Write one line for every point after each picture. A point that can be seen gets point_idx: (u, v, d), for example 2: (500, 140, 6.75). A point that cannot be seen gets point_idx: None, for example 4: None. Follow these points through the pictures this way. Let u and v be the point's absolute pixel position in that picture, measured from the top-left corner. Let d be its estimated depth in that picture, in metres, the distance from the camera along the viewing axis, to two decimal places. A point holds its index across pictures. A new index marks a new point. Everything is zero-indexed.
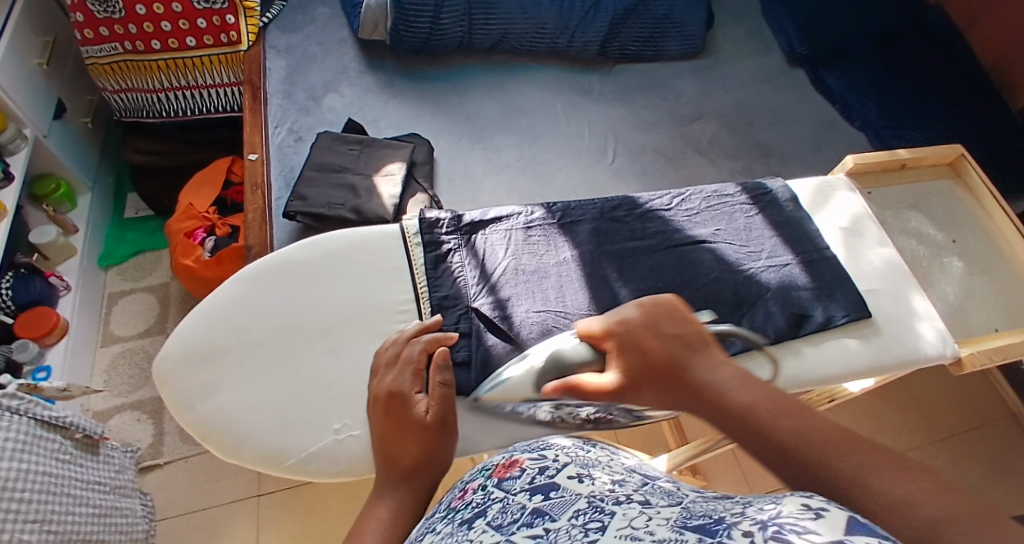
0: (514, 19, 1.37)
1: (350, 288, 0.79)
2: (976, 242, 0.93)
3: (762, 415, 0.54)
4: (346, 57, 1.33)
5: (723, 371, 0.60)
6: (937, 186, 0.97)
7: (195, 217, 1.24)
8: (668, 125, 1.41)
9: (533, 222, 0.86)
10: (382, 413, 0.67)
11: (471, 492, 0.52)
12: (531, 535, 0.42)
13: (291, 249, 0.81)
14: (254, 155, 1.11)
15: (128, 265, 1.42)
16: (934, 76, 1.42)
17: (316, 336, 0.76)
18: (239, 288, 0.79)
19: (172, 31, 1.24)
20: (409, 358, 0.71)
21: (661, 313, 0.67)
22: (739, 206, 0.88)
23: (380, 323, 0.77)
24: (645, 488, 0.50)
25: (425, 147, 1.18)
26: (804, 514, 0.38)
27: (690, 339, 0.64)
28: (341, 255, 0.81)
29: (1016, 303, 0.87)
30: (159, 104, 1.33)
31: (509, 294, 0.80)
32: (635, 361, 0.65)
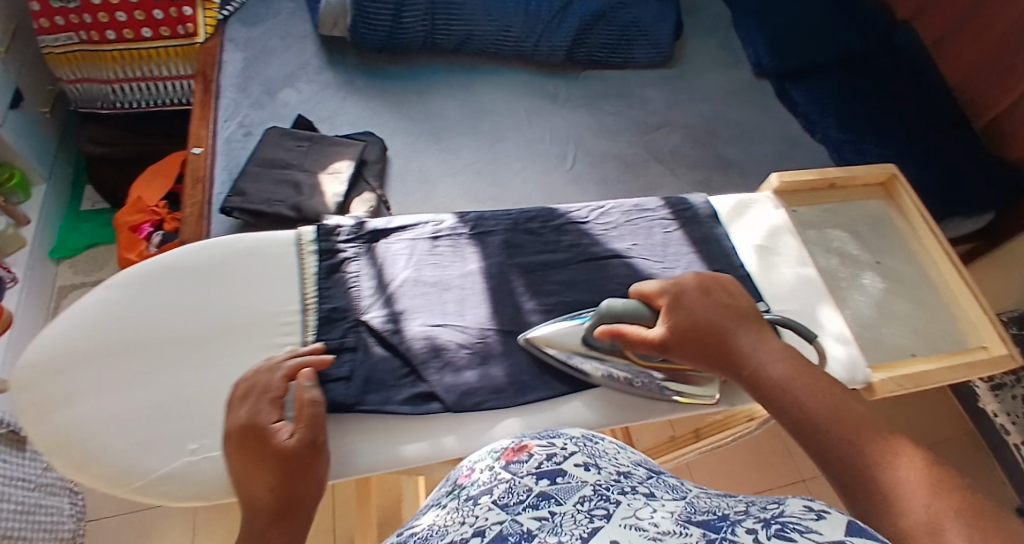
0: (478, 19, 1.34)
1: (232, 297, 0.72)
2: (899, 262, 0.86)
3: (795, 394, 0.60)
4: (306, 52, 1.30)
5: (766, 347, 0.65)
6: (869, 207, 0.91)
7: (143, 212, 1.24)
8: (631, 133, 1.39)
9: (441, 232, 0.81)
10: (248, 453, 0.59)
11: (477, 470, 0.55)
12: (536, 516, 0.45)
13: (173, 252, 0.74)
14: (200, 149, 1.11)
15: (81, 258, 1.41)
16: (897, 94, 1.42)
17: (187, 348, 0.68)
18: (110, 290, 0.71)
19: (127, 21, 1.24)
20: (279, 388, 0.62)
21: (707, 286, 0.70)
22: (659, 220, 0.84)
23: (260, 334, 0.70)
24: (649, 481, 0.51)
25: (376, 146, 1.16)
26: (807, 514, 0.40)
27: (738, 314, 0.68)
28: (225, 260, 0.73)
29: (936, 329, 0.81)
30: (113, 95, 1.32)
31: (405, 306, 0.74)
32: (687, 319, 0.67)
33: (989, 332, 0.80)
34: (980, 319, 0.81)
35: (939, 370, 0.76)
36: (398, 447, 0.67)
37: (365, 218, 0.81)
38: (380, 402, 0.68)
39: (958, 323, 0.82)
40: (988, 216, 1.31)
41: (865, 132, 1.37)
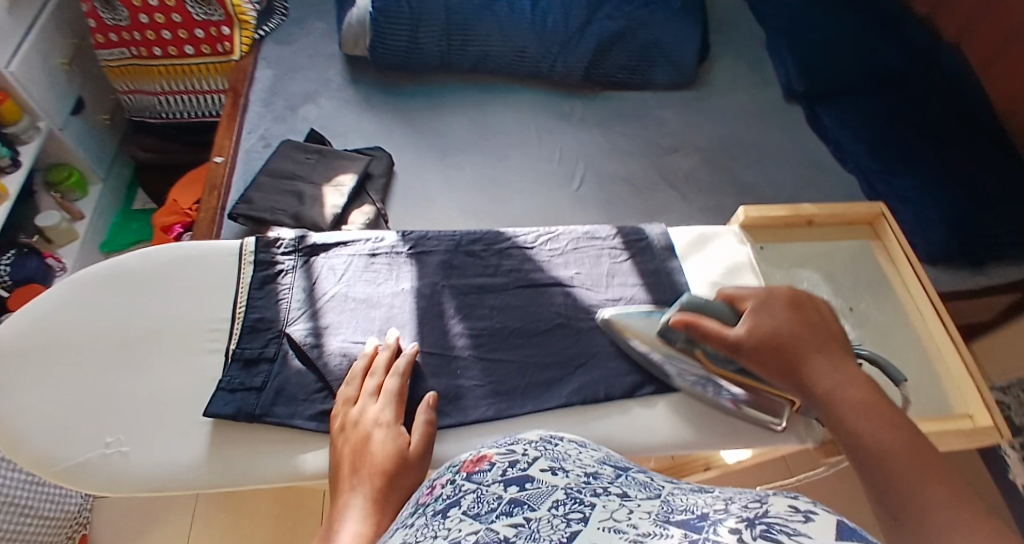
0: (492, 40, 1.35)
1: (167, 303, 0.74)
2: (881, 313, 0.90)
3: (865, 423, 0.58)
4: (330, 71, 1.36)
5: (844, 370, 0.63)
6: (848, 245, 0.95)
7: (177, 213, 1.33)
8: (643, 155, 1.33)
9: (379, 250, 0.81)
10: (352, 448, 0.62)
11: (437, 488, 0.45)
12: (512, 524, 0.38)
13: (123, 257, 0.76)
14: (220, 158, 1.18)
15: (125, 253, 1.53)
16: (938, 124, 1.32)
17: (117, 348, 0.70)
18: (61, 290, 0.74)
19: (172, 40, 1.34)
20: (366, 388, 0.67)
21: (800, 303, 0.70)
22: (608, 249, 0.86)
23: (189, 339, 0.72)
24: (620, 481, 0.45)
25: (384, 161, 1.19)
26: (792, 516, 0.33)
27: (826, 335, 0.67)
28: (169, 267, 0.76)
29: (913, 386, 0.83)
30: (160, 106, 1.43)
31: (330, 321, 0.74)
32: (769, 326, 0.67)
33: (974, 400, 0.82)
34: (967, 386, 0.83)
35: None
36: (300, 457, 0.66)
37: (305, 232, 0.82)
38: (290, 415, 0.68)
39: (940, 383, 0.84)
40: None
41: (893, 160, 1.28)
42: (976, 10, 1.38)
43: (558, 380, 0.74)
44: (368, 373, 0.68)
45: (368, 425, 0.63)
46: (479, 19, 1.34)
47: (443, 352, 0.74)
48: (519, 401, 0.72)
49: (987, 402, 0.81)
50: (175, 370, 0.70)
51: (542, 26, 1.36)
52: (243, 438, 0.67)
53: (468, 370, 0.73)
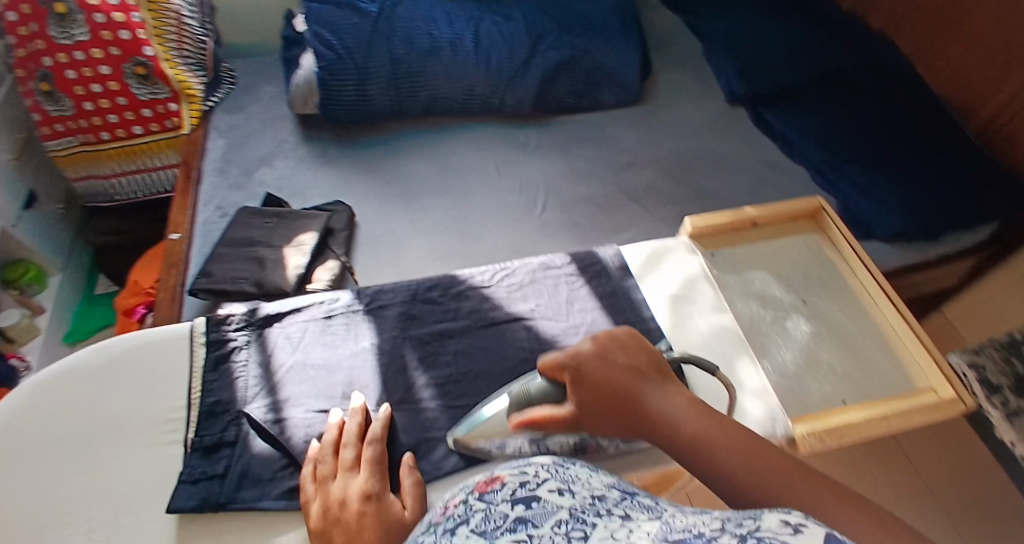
0: (440, 83, 1.35)
1: (122, 396, 0.72)
2: (833, 303, 0.90)
3: (705, 452, 0.59)
4: (283, 132, 1.36)
5: (672, 402, 0.63)
6: (796, 240, 0.95)
7: (138, 294, 1.31)
8: (604, 174, 1.33)
9: (335, 311, 0.80)
10: (342, 530, 0.59)
11: (452, 508, 0.53)
12: (514, 539, 0.46)
13: (76, 354, 0.75)
14: (177, 234, 1.17)
15: (91, 340, 1.48)
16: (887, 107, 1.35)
17: (73, 450, 0.68)
18: (19, 396, 0.71)
19: (120, 122, 1.30)
20: (341, 462, 0.65)
21: (608, 347, 0.67)
22: (565, 277, 0.85)
23: (148, 431, 0.70)
24: (622, 503, 0.52)
25: (344, 215, 1.18)
26: (782, 530, 0.40)
27: (640, 372, 0.65)
28: (123, 359, 0.74)
29: (872, 372, 0.83)
30: (112, 188, 1.38)
31: (289, 394, 0.73)
32: (588, 396, 0.64)
33: (934, 373, 0.82)
34: (924, 359, 0.83)
35: (867, 420, 0.77)
36: (270, 540, 0.64)
37: (257, 303, 0.80)
38: (257, 498, 0.66)
39: (899, 362, 0.84)
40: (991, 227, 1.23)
41: (845, 151, 1.30)
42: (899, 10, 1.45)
43: None
44: (341, 444, 0.66)
45: (357, 501, 0.61)
46: (424, 67, 1.33)
47: (411, 405, 0.73)
48: (493, 444, 0.71)
49: (947, 374, 0.81)
50: (136, 464, 0.67)
51: (488, 63, 1.37)
52: (207, 533, 0.64)
53: (435, 419, 0.72)
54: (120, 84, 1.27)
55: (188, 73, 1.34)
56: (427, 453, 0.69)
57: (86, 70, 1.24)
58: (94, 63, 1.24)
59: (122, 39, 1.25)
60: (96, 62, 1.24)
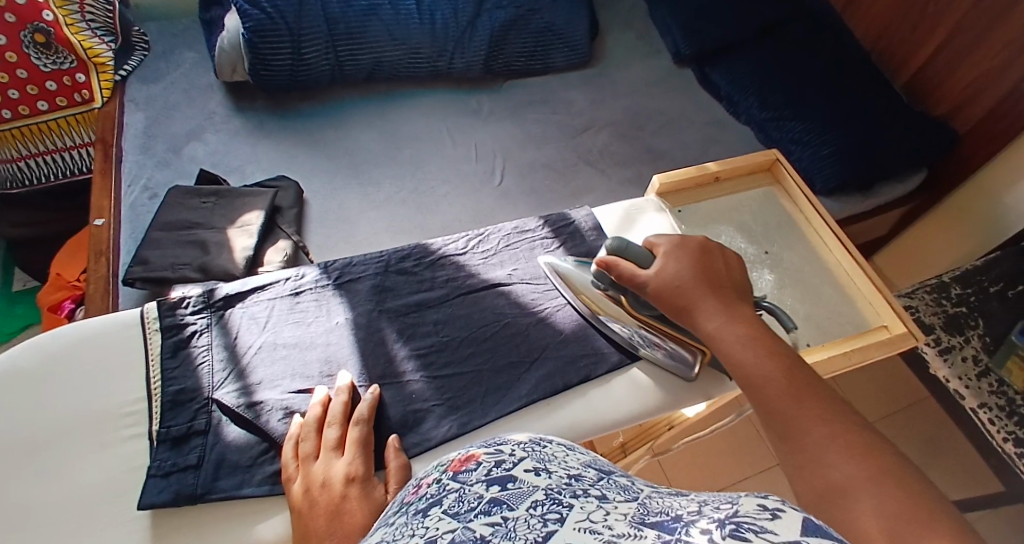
0: (383, 46, 1.28)
1: (68, 395, 0.65)
2: (792, 252, 0.91)
3: (745, 354, 0.59)
4: (212, 102, 1.25)
5: (737, 310, 0.64)
6: (756, 193, 0.96)
7: (64, 288, 1.20)
8: (559, 138, 1.31)
9: (302, 287, 0.75)
10: (324, 512, 0.56)
11: (423, 488, 0.39)
12: (488, 524, 0.33)
13: (9, 354, 0.67)
14: (101, 220, 1.06)
15: (13, 342, 1.36)
16: (831, 58, 1.34)
17: (19, 458, 0.61)
18: None
19: (22, 98, 1.16)
20: (324, 442, 0.61)
21: (707, 250, 0.69)
22: (539, 240, 0.83)
23: (103, 431, 0.64)
24: (603, 483, 0.39)
25: (291, 191, 1.11)
26: (759, 515, 0.31)
27: (727, 280, 0.67)
28: (66, 354, 0.67)
29: (832, 316, 0.85)
30: (21, 172, 1.24)
31: (261, 377, 0.68)
32: (673, 272, 0.68)
33: (886, 312, 0.85)
34: (876, 299, 0.86)
35: (830, 358, 0.80)
36: (253, 529, 0.60)
37: (215, 284, 0.74)
38: (236, 486, 0.61)
39: (854, 304, 0.87)
40: (922, 174, 1.26)
41: (782, 107, 1.30)
42: None
43: (516, 381, 0.71)
44: (325, 423, 0.63)
45: (338, 484, 0.58)
46: (365, 25, 1.26)
47: (392, 381, 0.69)
48: (481, 413, 0.68)
49: (898, 311, 0.84)
50: (92, 468, 0.62)
51: (432, 23, 1.30)
52: (184, 529, 0.60)
53: (419, 391, 0.69)
54: (18, 55, 1.12)
55: (96, 40, 1.20)
56: (413, 427, 0.66)
57: None
58: None
59: (17, 4, 1.10)
60: None
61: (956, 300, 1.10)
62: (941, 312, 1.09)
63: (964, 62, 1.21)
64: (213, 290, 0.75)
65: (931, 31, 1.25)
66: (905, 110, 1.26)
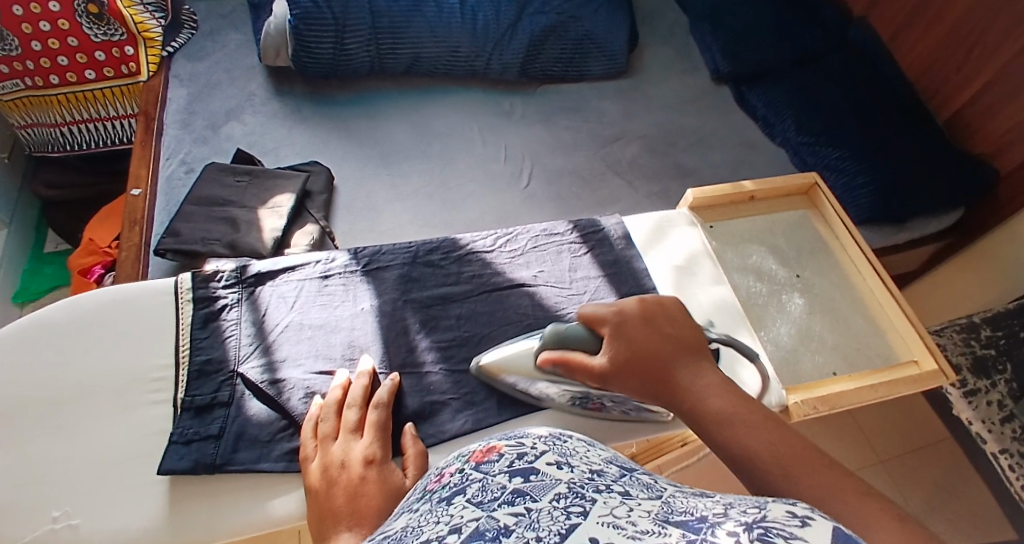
0: (423, 42, 1.29)
1: (97, 357, 0.67)
2: (825, 279, 0.91)
3: (733, 426, 0.54)
4: (252, 84, 1.27)
5: (705, 379, 0.58)
6: (791, 215, 0.96)
7: (95, 252, 1.23)
8: (588, 146, 1.31)
9: (332, 271, 0.76)
10: (342, 492, 0.56)
11: (447, 477, 0.41)
12: (512, 515, 0.34)
13: (45, 311, 0.69)
14: (138, 190, 1.08)
15: (42, 301, 1.38)
16: (871, 87, 1.33)
17: (48, 413, 0.63)
18: None
19: (70, 65, 1.18)
20: (344, 424, 0.62)
21: (651, 318, 0.64)
22: (567, 244, 0.84)
23: (129, 394, 0.65)
24: (625, 480, 0.39)
25: (322, 177, 1.13)
26: (788, 522, 0.32)
27: (682, 346, 0.62)
28: (99, 316, 0.69)
29: (862, 347, 0.85)
30: (63, 137, 1.27)
31: (285, 355, 0.69)
32: (627, 354, 0.62)
33: (917, 347, 0.83)
34: (909, 333, 0.84)
35: (856, 390, 0.78)
36: (266, 503, 0.61)
37: (248, 261, 0.76)
38: (254, 460, 0.63)
39: (885, 337, 0.86)
40: (957, 213, 1.23)
41: (820, 132, 1.28)
42: None
43: None
44: (345, 405, 0.64)
45: (358, 465, 0.58)
46: (408, 21, 1.28)
47: (412, 371, 0.70)
48: (497, 410, 0.69)
49: (930, 347, 0.82)
50: (116, 429, 0.63)
51: (474, 23, 1.31)
52: (200, 496, 0.61)
53: (438, 383, 0.70)
54: (71, 23, 1.14)
55: (147, 15, 1.21)
56: (428, 418, 0.67)
57: (33, 6, 1.11)
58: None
59: None
60: None
61: (986, 342, 1.08)
62: (970, 353, 1.08)
63: (1007, 104, 1.19)
64: (245, 266, 0.76)
65: (975, 73, 1.23)
66: (943, 146, 1.25)
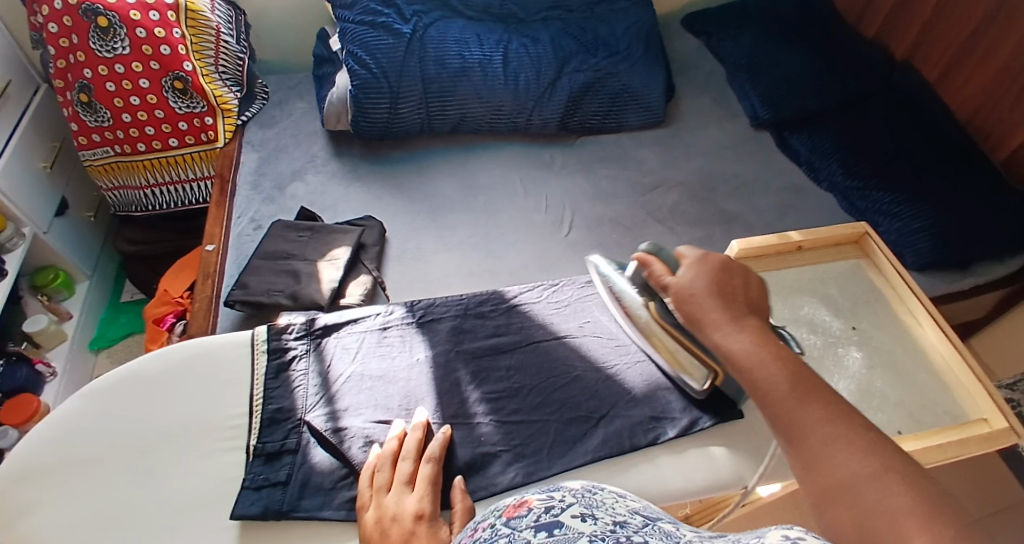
0: (470, 103, 1.37)
1: (181, 405, 0.72)
2: (884, 332, 0.90)
3: (757, 372, 0.57)
4: (315, 147, 1.36)
5: (742, 328, 0.61)
6: (841, 265, 0.97)
7: (169, 302, 1.31)
8: (628, 195, 1.34)
9: (391, 323, 0.82)
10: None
11: (478, 530, 0.43)
12: None
13: (138, 362, 0.76)
14: (212, 246, 1.17)
15: (117, 348, 1.47)
16: (914, 132, 1.32)
17: (135, 459, 0.69)
18: (85, 404, 0.73)
19: (155, 134, 1.29)
20: (398, 475, 0.66)
21: (728, 267, 0.67)
22: None
23: (206, 442, 0.70)
24: (646, 530, 0.42)
25: (375, 230, 1.19)
26: None
27: (751, 297, 0.65)
28: (183, 367, 0.75)
29: (927, 404, 0.84)
30: (146, 199, 1.35)
31: (348, 403, 0.73)
32: (690, 279, 0.66)
33: (987, 404, 0.82)
34: (977, 390, 0.83)
35: (923, 449, 0.78)
36: None
37: (316, 314, 0.82)
38: (317, 507, 0.67)
39: (953, 393, 0.85)
40: (1021, 257, 1.19)
41: (865, 177, 1.28)
42: (920, 34, 1.37)
43: (581, 435, 0.74)
44: (400, 456, 0.68)
45: (409, 519, 0.61)
46: (456, 84, 1.35)
47: (462, 423, 0.73)
48: (546, 463, 0.71)
49: (999, 404, 0.82)
50: (196, 474, 0.68)
51: (516, 84, 1.38)
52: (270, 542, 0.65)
53: (488, 435, 0.73)
54: (158, 97, 1.26)
55: (225, 89, 1.33)
56: (479, 470, 0.70)
57: (125, 83, 1.24)
58: (133, 76, 1.24)
59: (162, 54, 1.24)
60: (134, 75, 1.24)
61: None
62: None
63: None
64: (314, 319, 0.82)
65: None
66: (997, 186, 1.21)
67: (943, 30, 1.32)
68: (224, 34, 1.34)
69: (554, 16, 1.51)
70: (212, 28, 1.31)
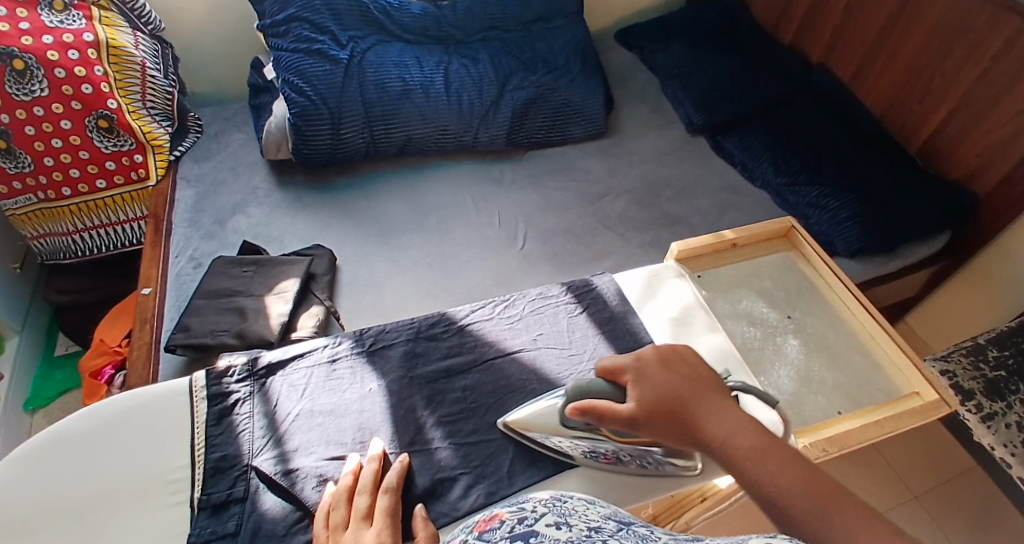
0: (414, 125, 1.35)
1: (119, 461, 0.68)
2: (818, 319, 0.92)
3: (757, 468, 0.58)
4: (255, 178, 1.32)
5: (730, 417, 0.62)
6: (777, 258, 0.98)
7: (106, 352, 1.25)
8: (578, 204, 1.35)
9: (339, 355, 0.79)
10: None
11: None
12: None
13: (68, 420, 0.71)
14: (148, 289, 1.11)
15: (54, 406, 1.39)
16: (845, 127, 1.37)
17: (70, 526, 0.64)
18: (12, 472, 0.67)
19: (82, 176, 1.23)
20: (355, 511, 0.63)
21: (666, 359, 0.69)
22: (563, 305, 0.87)
23: (147, 497, 0.66)
24: (621, 533, 0.41)
25: (325, 258, 1.16)
26: None
27: (703, 383, 0.66)
28: (118, 419, 0.71)
29: (861, 382, 0.85)
30: (76, 244, 1.29)
31: (297, 444, 0.71)
32: (646, 396, 0.66)
33: (918, 379, 0.84)
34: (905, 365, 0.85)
35: (861, 428, 0.78)
36: None
37: (259, 353, 0.78)
38: None
39: (885, 371, 0.87)
40: (946, 236, 1.25)
41: (802, 171, 1.32)
42: (834, 36, 1.42)
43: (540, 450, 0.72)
44: (356, 491, 0.65)
45: None
46: (398, 107, 1.34)
47: (417, 450, 0.71)
48: (507, 481, 0.70)
49: (929, 378, 0.83)
50: (139, 532, 0.64)
51: (459, 102, 1.38)
52: None
53: (446, 459, 0.71)
54: (82, 138, 1.21)
55: (155, 125, 1.28)
56: (439, 496, 0.68)
57: (45, 125, 1.18)
58: (54, 118, 1.18)
59: (84, 93, 1.19)
60: (56, 117, 1.18)
61: (994, 363, 1.13)
62: (981, 376, 1.12)
63: (976, 130, 1.19)
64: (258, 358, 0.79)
65: (940, 101, 1.24)
66: (921, 173, 1.27)
67: (858, 28, 1.36)
68: (151, 69, 1.29)
69: (491, 36, 1.51)
70: (137, 64, 1.26)
